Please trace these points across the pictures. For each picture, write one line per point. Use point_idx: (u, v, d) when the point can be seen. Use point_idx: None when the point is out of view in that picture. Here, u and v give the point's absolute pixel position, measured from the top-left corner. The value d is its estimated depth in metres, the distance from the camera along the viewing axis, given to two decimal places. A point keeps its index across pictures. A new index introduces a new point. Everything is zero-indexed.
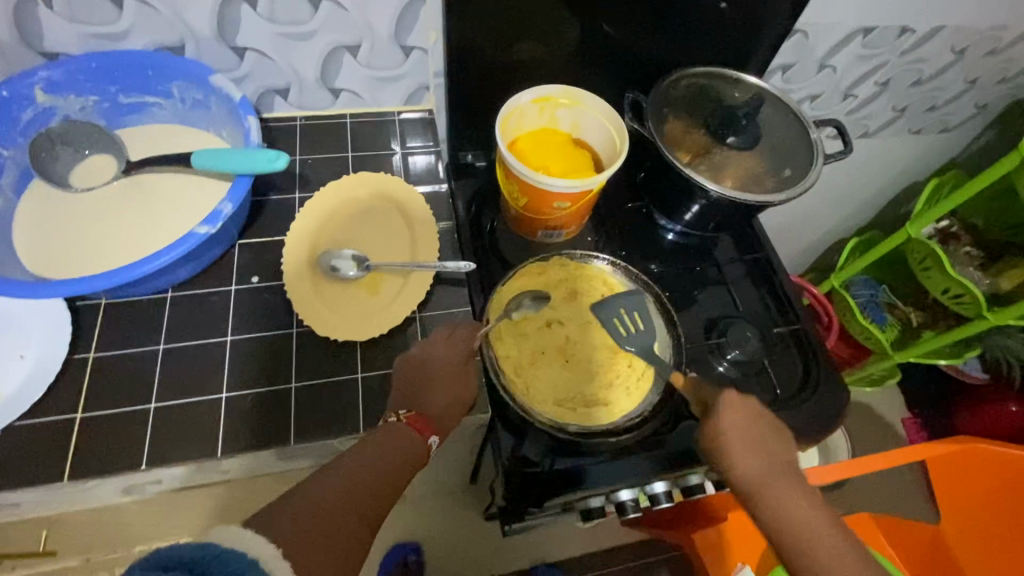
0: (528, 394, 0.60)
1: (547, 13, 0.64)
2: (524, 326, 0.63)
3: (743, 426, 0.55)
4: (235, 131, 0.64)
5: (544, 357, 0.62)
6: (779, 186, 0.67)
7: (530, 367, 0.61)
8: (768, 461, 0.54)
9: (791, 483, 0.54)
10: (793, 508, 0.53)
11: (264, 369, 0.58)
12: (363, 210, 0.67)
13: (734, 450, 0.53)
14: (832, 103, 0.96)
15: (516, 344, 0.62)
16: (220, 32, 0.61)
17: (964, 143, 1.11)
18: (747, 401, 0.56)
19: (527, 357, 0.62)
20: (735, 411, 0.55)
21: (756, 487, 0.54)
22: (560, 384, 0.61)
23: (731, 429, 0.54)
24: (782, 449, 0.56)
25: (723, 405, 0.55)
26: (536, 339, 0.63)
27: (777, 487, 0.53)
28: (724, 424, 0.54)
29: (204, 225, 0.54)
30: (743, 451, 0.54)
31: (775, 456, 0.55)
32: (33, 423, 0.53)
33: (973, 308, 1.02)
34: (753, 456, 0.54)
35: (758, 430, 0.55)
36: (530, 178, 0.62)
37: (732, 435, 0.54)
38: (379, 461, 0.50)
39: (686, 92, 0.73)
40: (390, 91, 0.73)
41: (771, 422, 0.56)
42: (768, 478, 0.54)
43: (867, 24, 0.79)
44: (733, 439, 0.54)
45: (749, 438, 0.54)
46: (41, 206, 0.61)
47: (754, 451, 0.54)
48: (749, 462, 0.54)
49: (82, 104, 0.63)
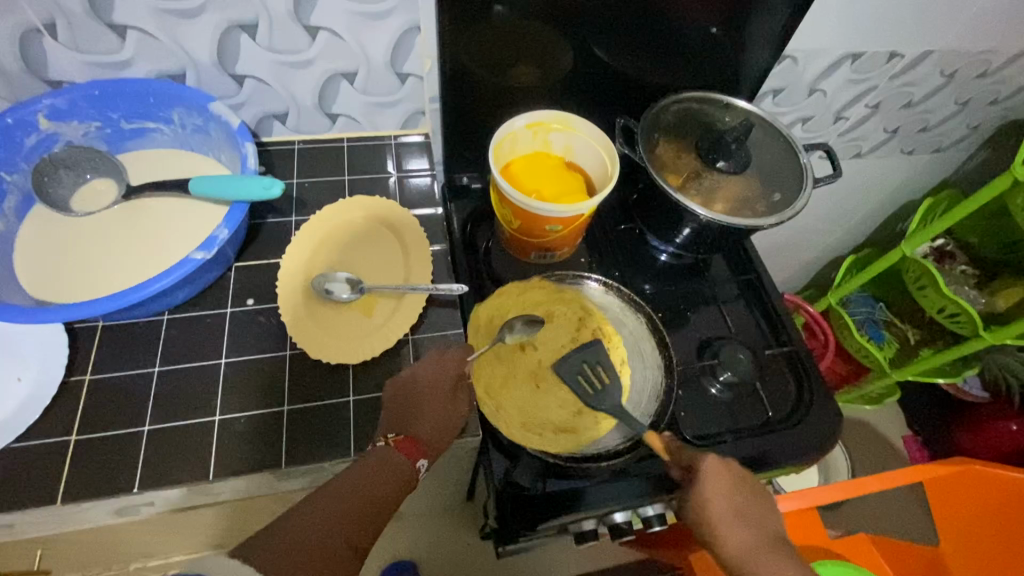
0: (495, 418, 0.60)
1: (540, 42, 0.66)
2: (500, 351, 0.64)
3: (727, 496, 0.54)
4: (233, 156, 0.65)
5: (516, 381, 0.62)
6: (769, 210, 0.68)
7: (507, 394, 0.62)
8: (753, 530, 0.54)
9: (780, 556, 0.53)
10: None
11: (257, 391, 0.58)
12: (357, 232, 0.68)
13: (717, 520, 0.54)
14: (823, 125, 0.97)
15: (492, 371, 0.62)
16: (220, 60, 0.63)
17: (957, 162, 1.12)
18: (728, 467, 0.55)
19: (503, 383, 0.62)
20: (718, 480, 0.54)
21: (744, 561, 0.53)
22: (536, 410, 0.61)
23: (713, 499, 0.54)
24: (769, 518, 0.55)
25: (705, 471, 0.54)
26: (509, 363, 0.63)
27: (765, 562, 0.53)
28: (704, 494, 0.54)
29: (200, 251, 0.54)
30: (726, 521, 0.53)
31: (760, 525, 0.55)
32: (27, 445, 0.54)
33: (968, 326, 1.01)
34: (737, 527, 0.54)
35: (740, 499, 0.54)
36: (523, 203, 0.63)
37: (715, 507, 0.54)
38: (369, 490, 0.50)
39: (677, 116, 0.74)
40: (387, 116, 0.75)
41: (759, 490, 0.56)
42: (755, 550, 0.53)
43: (856, 49, 0.81)
44: (715, 510, 0.53)
45: (733, 508, 0.54)
46: (42, 229, 0.63)
47: (738, 522, 0.54)
48: (732, 532, 0.53)
49: (85, 130, 0.64)
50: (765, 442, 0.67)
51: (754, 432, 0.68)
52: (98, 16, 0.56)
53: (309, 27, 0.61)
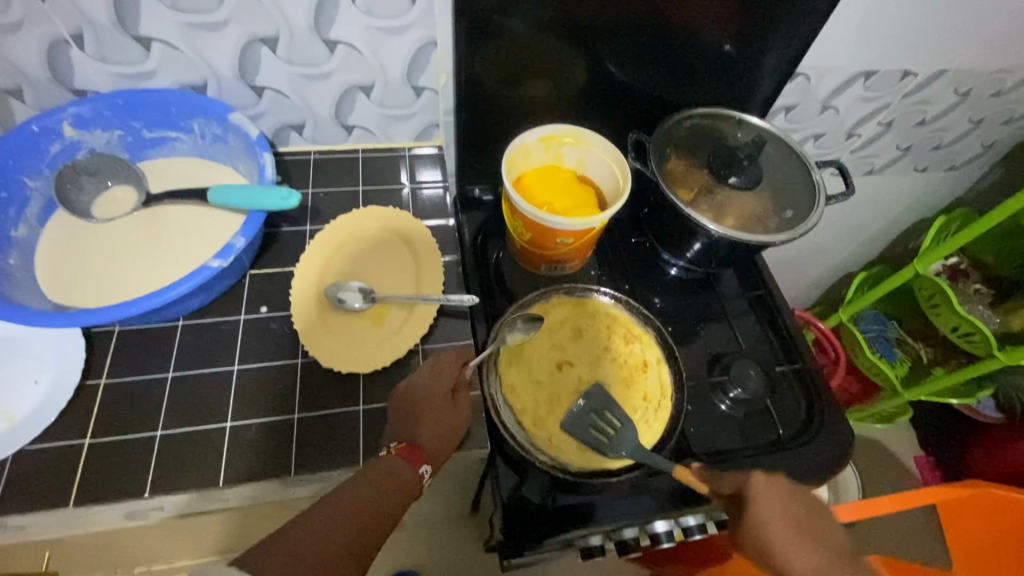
0: (551, 446, 0.60)
1: (554, 57, 0.67)
2: (530, 368, 0.64)
3: (781, 510, 0.51)
4: (251, 165, 0.66)
5: (562, 400, 0.63)
6: (780, 227, 0.68)
7: (552, 416, 0.62)
8: (823, 551, 0.50)
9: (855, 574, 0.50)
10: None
11: (269, 399, 0.59)
12: (370, 242, 0.69)
13: (778, 545, 0.50)
14: (835, 142, 0.97)
15: (530, 393, 0.63)
16: (240, 72, 0.64)
17: (971, 180, 1.12)
18: (778, 481, 0.53)
19: (545, 404, 0.62)
20: (768, 498, 0.52)
21: None
22: None
23: (771, 520, 0.51)
24: (832, 535, 0.52)
25: (756, 490, 0.52)
26: (550, 384, 0.64)
27: None
28: (760, 516, 0.51)
29: (216, 259, 0.55)
30: (790, 544, 0.50)
31: (827, 543, 0.51)
32: (43, 447, 0.54)
33: (983, 347, 1.00)
34: (805, 549, 0.50)
35: (796, 512, 0.52)
36: (535, 216, 0.64)
37: (773, 525, 0.51)
38: (375, 499, 0.50)
39: (689, 132, 0.74)
40: (402, 128, 0.76)
41: (810, 502, 0.53)
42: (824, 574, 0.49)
43: (869, 67, 0.81)
44: (777, 532, 0.50)
45: (789, 531, 0.50)
46: (63, 235, 0.64)
47: (803, 545, 0.50)
48: (801, 556, 0.50)
49: (108, 139, 0.65)
50: (776, 462, 0.66)
51: (763, 451, 0.67)
52: (125, 28, 0.57)
53: (328, 40, 0.62)
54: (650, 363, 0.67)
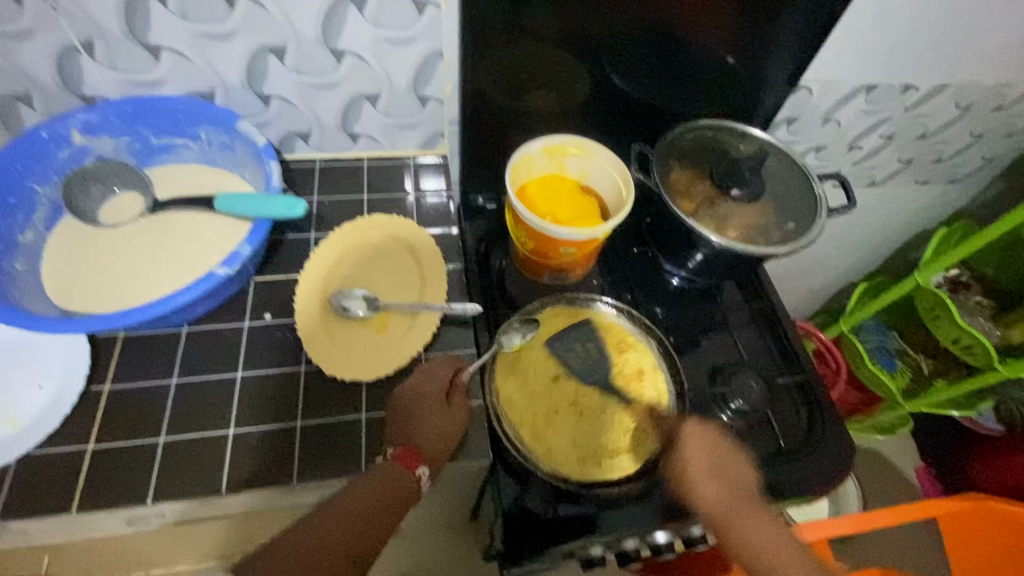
0: (553, 460, 0.59)
1: (559, 68, 0.67)
2: (526, 381, 0.64)
3: (705, 453, 0.60)
4: (257, 173, 0.67)
5: (559, 413, 0.62)
6: (782, 239, 0.68)
7: (551, 430, 0.61)
8: (728, 486, 0.59)
9: (750, 508, 0.59)
10: (753, 530, 0.58)
11: (272, 406, 0.59)
12: (374, 250, 0.69)
13: (695, 477, 0.59)
14: (837, 154, 0.98)
15: (528, 406, 0.62)
16: (248, 81, 0.65)
17: (972, 193, 1.12)
18: (706, 428, 0.62)
19: (543, 417, 0.62)
20: (696, 440, 0.61)
21: (718, 511, 0.58)
22: (580, 437, 0.61)
23: (694, 458, 0.60)
24: (743, 475, 0.60)
25: (685, 435, 0.61)
26: (547, 396, 0.63)
27: (736, 516, 0.58)
28: (686, 454, 0.60)
29: (223, 266, 0.56)
30: (705, 478, 0.59)
31: (734, 480, 0.59)
32: (46, 453, 0.54)
33: (983, 358, 1.00)
34: (715, 483, 0.59)
35: (718, 457, 0.60)
36: (538, 226, 0.64)
37: (693, 461, 0.59)
38: (376, 505, 0.50)
39: (692, 143, 0.75)
40: (407, 137, 0.77)
41: (732, 448, 0.61)
42: (727, 505, 0.58)
43: (871, 81, 0.82)
44: (697, 467, 0.59)
45: (708, 467, 0.59)
46: (70, 240, 0.64)
47: (715, 480, 0.59)
48: (713, 489, 0.58)
49: (115, 145, 0.66)
50: (777, 473, 0.66)
51: (763, 463, 0.67)
52: (134, 36, 0.58)
53: (336, 50, 0.62)
54: (645, 371, 0.67)
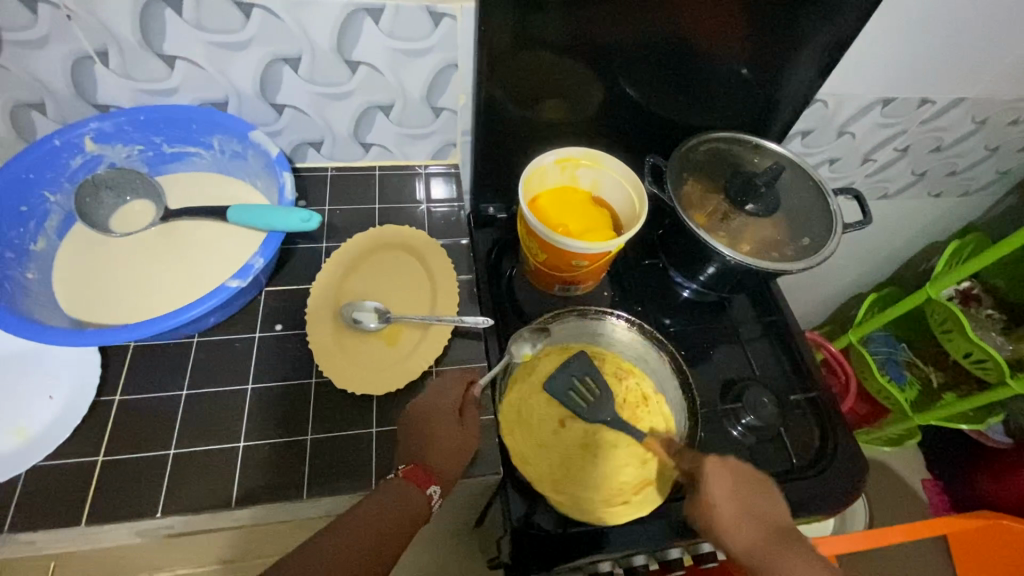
0: (579, 506, 0.59)
1: (574, 79, 0.67)
2: (532, 433, 0.62)
3: (728, 493, 0.57)
4: (269, 182, 0.67)
5: (570, 461, 0.61)
6: (797, 255, 0.68)
7: (567, 479, 0.60)
8: (758, 525, 0.55)
9: (785, 545, 0.55)
10: (793, 566, 0.53)
11: (283, 418, 0.58)
12: (385, 261, 0.69)
13: (723, 521, 0.55)
14: (850, 167, 0.97)
15: (541, 458, 0.61)
16: (262, 90, 0.64)
17: (985, 206, 1.11)
18: (727, 463, 0.59)
19: (556, 468, 0.61)
20: (719, 479, 0.57)
21: (751, 555, 0.54)
22: (595, 480, 0.61)
23: (717, 500, 0.56)
24: (770, 508, 0.57)
25: (705, 473, 0.57)
26: (556, 446, 0.62)
27: (773, 555, 0.54)
28: (710, 494, 0.56)
29: (236, 279, 0.55)
30: (732, 521, 0.55)
31: (763, 518, 0.56)
32: (55, 464, 0.54)
33: (995, 373, 0.99)
34: (744, 526, 0.55)
35: (743, 495, 0.57)
36: (550, 239, 0.63)
37: (718, 505, 0.56)
38: (387, 526, 0.49)
39: (706, 156, 0.74)
40: (418, 147, 0.76)
41: (752, 480, 0.59)
42: (762, 547, 0.54)
43: (886, 94, 0.81)
44: (723, 509, 0.55)
45: (736, 507, 0.56)
46: (82, 249, 0.64)
47: (743, 520, 0.55)
48: (743, 532, 0.55)
49: (128, 153, 0.66)
50: (787, 491, 0.66)
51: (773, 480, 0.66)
52: (149, 46, 0.58)
53: (350, 61, 0.62)
54: (650, 396, 0.66)
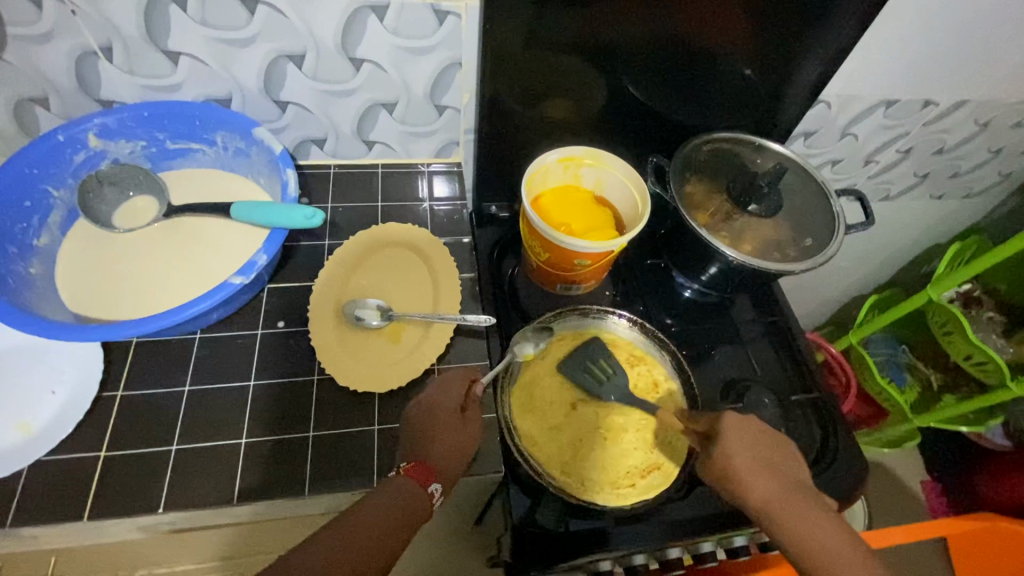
0: (586, 488, 0.59)
1: (577, 78, 0.67)
2: (545, 415, 0.63)
3: (747, 444, 0.56)
4: (273, 179, 0.67)
5: (583, 442, 0.62)
6: (799, 255, 0.68)
7: (577, 461, 0.61)
8: (777, 478, 0.55)
9: (806, 501, 0.54)
10: (807, 521, 0.52)
11: (285, 415, 0.59)
12: (387, 259, 0.69)
13: (744, 470, 0.54)
14: (853, 168, 0.97)
15: (552, 440, 0.62)
16: (265, 87, 0.64)
17: (987, 208, 1.11)
18: (748, 420, 0.58)
19: (568, 450, 0.61)
20: (739, 432, 0.57)
21: (769, 508, 0.53)
22: (605, 463, 0.61)
23: (737, 452, 0.55)
24: (789, 467, 0.57)
25: (727, 426, 0.57)
26: (569, 427, 0.63)
27: (792, 508, 0.53)
28: (730, 446, 0.55)
29: (238, 276, 0.55)
30: (751, 471, 0.54)
31: (782, 473, 0.55)
32: (57, 459, 0.54)
33: (996, 376, 0.99)
34: (762, 476, 0.54)
35: (764, 449, 0.57)
36: (553, 238, 0.63)
37: (737, 454, 0.55)
38: (389, 523, 0.49)
39: (709, 156, 0.74)
40: (422, 145, 0.76)
41: (774, 438, 0.58)
42: (781, 499, 0.53)
43: (889, 96, 0.81)
44: (742, 461, 0.55)
45: (755, 460, 0.55)
46: (85, 245, 0.64)
47: (763, 473, 0.55)
48: (761, 483, 0.54)
49: (131, 149, 0.66)
50: None
51: None
52: (153, 41, 0.58)
53: (354, 58, 0.62)
54: (660, 382, 0.68)
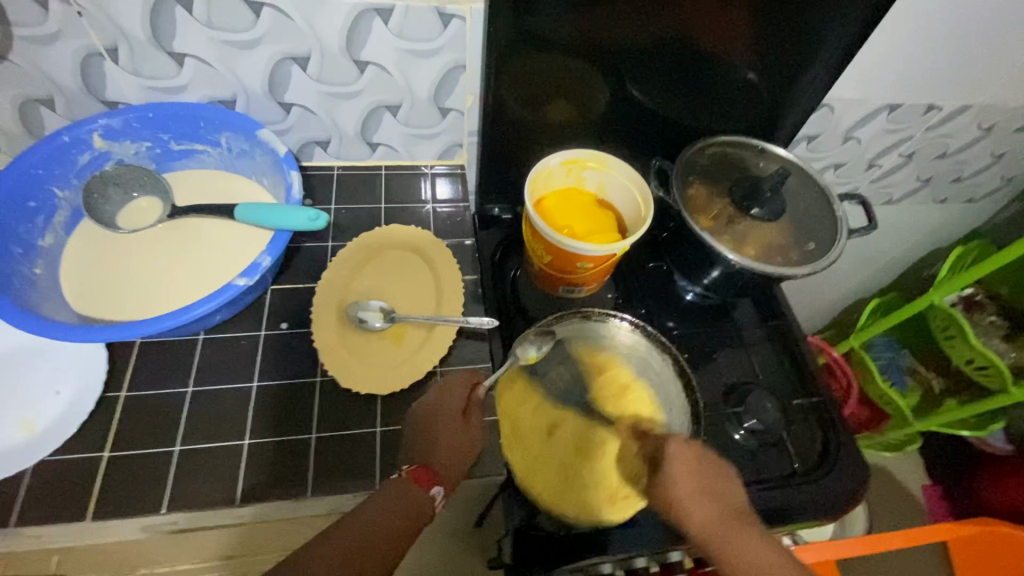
0: (585, 510, 0.59)
1: (581, 82, 0.67)
2: (539, 424, 0.63)
3: (689, 471, 0.55)
4: (276, 180, 0.67)
5: (579, 447, 0.61)
6: (801, 260, 0.68)
7: (576, 467, 0.60)
8: (718, 504, 0.54)
9: (743, 527, 0.53)
10: (743, 547, 0.51)
11: (288, 416, 0.59)
12: (390, 261, 0.69)
13: (684, 497, 0.53)
14: (855, 172, 0.97)
15: (548, 449, 0.61)
16: (270, 89, 0.65)
17: (989, 212, 1.11)
18: (693, 446, 0.57)
19: (565, 456, 0.61)
20: (683, 458, 0.55)
21: (707, 536, 0.52)
22: (601, 466, 0.60)
23: (680, 479, 0.54)
24: (731, 491, 0.55)
25: (670, 454, 0.56)
26: (563, 433, 0.62)
27: (730, 535, 0.52)
28: (672, 472, 0.55)
29: (243, 277, 0.55)
30: (692, 498, 0.54)
31: (723, 500, 0.54)
32: (61, 458, 0.54)
33: (998, 380, 0.99)
34: (703, 504, 0.53)
35: (707, 474, 0.55)
36: (555, 240, 0.63)
37: (678, 480, 0.54)
38: (389, 525, 0.49)
39: (712, 160, 0.75)
40: (425, 147, 0.76)
41: (718, 464, 0.56)
42: (721, 527, 0.53)
43: (893, 100, 0.81)
44: (683, 486, 0.54)
45: (697, 485, 0.54)
46: (90, 245, 0.64)
47: (704, 498, 0.54)
48: (702, 509, 0.53)
49: (136, 150, 0.66)
50: (789, 495, 0.66)
51: (776, 484, 0.67)
52: (159, 43, 0.58)
53: (358, 60, 0.62)
54: (648, 378, 0.67)
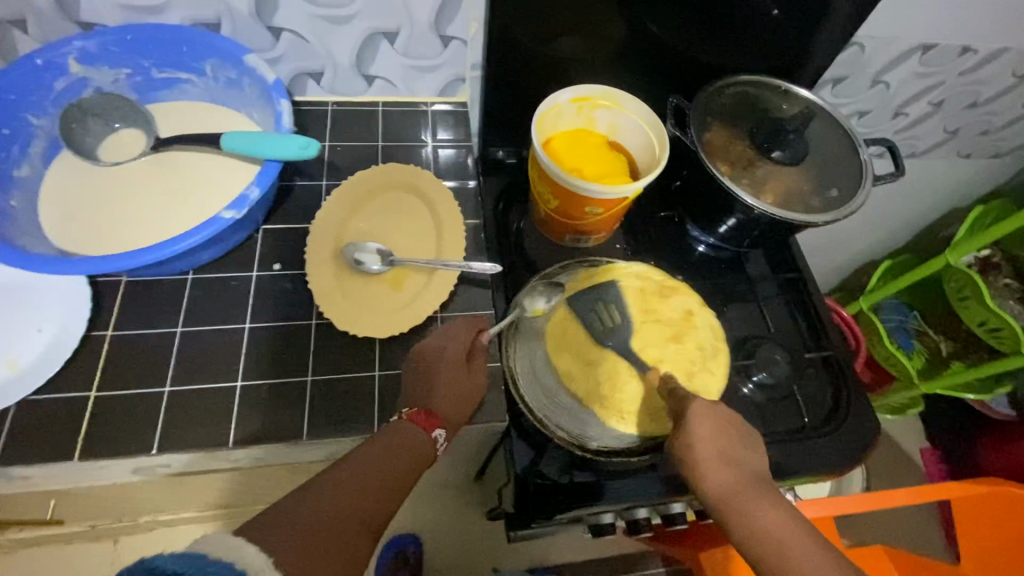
0: (625, 423, 0.57)
1: (595, 12, 0.62)
2: (561, 369, 0.59)
3: (712, 437, 0.51)
4: (267, 114, 0.63)
5: (608, 388, 0.58)
6: (823, 206, 0.64)
7: (609, 410, 0.58)
8: (740, 470, 0.50)
9: (763, 495, 0.49)
10: (761, 516, 0.48)
11: (282, 359, 0.56)
12: (389, 204, 0.65)
13: (702, 460, 0.50)
14: (880, 121, 0.92)
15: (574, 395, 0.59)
16: (257, 10, 0.60)
17: (1014, 170, 1.07)
18: (714, 407, 0.53)
19: (592, 399, 0.58)
20: (704, 420, 0.51)
21: (725, 502, 0.49)
22: (633, 405, 0.58)
23: (700, 441, 0.51)
24: (752, 457, 0.52)
25: (690, 415, 0.52)
26: (589, 376, 0.59)
27: (750, 503, 0.48)
28: (692, 437, 0.51)
29: (230, 210, 0.52)
30: (713, 463, 0.50)
31: (743, 465, 0.51)
32: (47, 398, 0.52)
33: (1011, 343, 0.97)
34: (723, 468, 0.50)
35: (729, 439, 0.51)
36: (565, 182, 0.60)
37: (699, 445, 0.50)
38: (386, 463, 0.48)
39: (731, 100, 0.70)
40: (425, 81, 0.72)
41: (742, 429, 0.53)
42: (739, 494, 0.49)
43: (927, 41, 0.76)
44: (702, 452, 0.50)
45: (718, 450, 0.50)
46: (70, 178, 0.61)
47: (724, 463, 0.50)
48: (722, 474, 0.50)
49: (115, 77, 0.62)
50: (797, 449, 0.65)
51: (784, 438, 0.65)
52: None
53: None
54: (683, 311, 0.63)
